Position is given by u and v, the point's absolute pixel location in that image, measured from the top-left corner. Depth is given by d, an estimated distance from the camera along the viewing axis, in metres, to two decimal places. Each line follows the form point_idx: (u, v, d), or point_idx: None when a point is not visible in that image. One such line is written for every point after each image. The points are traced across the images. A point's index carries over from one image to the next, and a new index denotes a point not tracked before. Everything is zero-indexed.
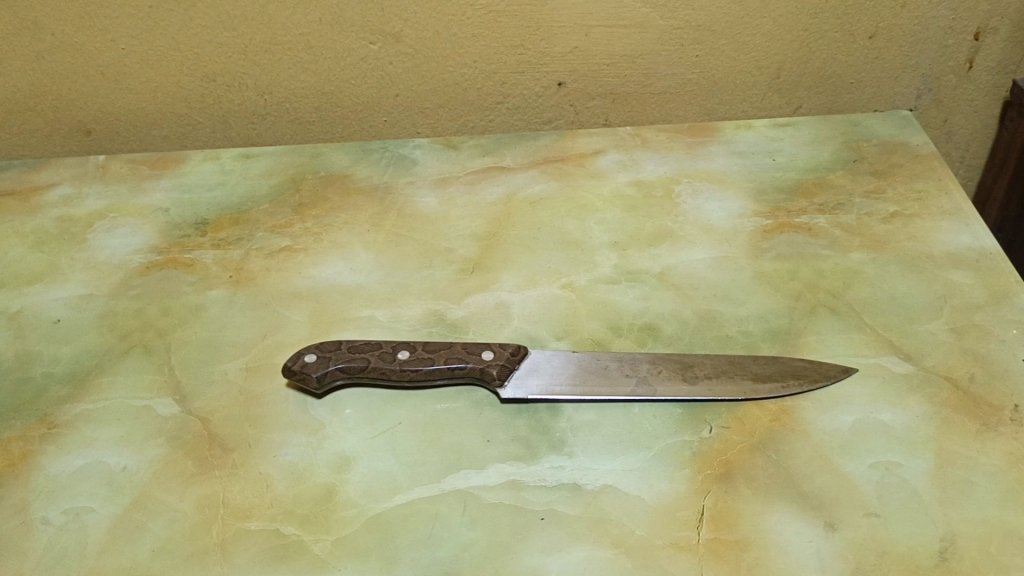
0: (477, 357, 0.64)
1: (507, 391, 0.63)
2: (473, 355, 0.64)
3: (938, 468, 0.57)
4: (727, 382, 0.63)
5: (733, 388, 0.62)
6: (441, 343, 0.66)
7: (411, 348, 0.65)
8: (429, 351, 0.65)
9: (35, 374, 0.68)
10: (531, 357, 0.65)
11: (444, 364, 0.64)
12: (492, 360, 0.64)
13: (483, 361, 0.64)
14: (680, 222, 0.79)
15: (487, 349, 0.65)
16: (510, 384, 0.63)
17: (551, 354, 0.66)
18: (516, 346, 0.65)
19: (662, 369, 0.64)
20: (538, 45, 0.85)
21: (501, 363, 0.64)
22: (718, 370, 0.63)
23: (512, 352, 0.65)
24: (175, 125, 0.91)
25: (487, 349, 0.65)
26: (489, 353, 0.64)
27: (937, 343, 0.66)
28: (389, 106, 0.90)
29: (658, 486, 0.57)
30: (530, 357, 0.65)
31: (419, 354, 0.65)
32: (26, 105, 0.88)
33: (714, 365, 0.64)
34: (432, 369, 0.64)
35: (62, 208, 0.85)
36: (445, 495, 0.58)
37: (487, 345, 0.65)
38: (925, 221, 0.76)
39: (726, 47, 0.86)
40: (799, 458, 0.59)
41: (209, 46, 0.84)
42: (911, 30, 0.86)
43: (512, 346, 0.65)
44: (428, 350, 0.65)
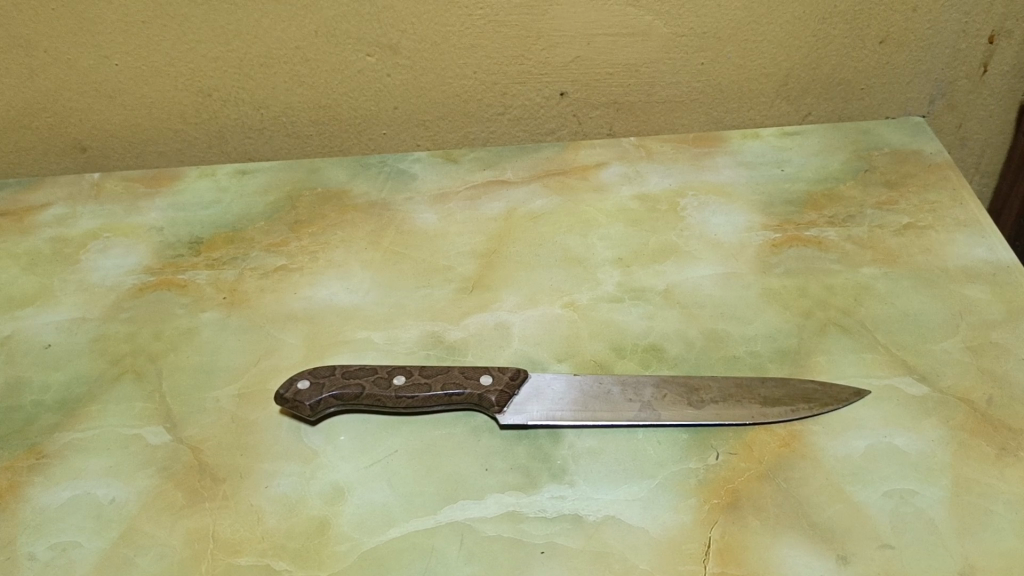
0: (476, 382, 0.62)
1: (506, 417, 0.61)
2: (472, 380, 0.62)
3: (955, 496, 0.55)
4: (734, 406, 0.60)
5: (740, 412, 0.60)
6: (439, 368, 0.64)
7: (408, 372, 0.63)
8: (426, 375, 0.63)
9: (25, 402, 0.66)
10: (531, 381, 0.63)
11: (441, 390, 0.62)
12: (491, 385, 0.62)
13: (481, 386, 0.62)
14: (685, 237, 0.76)
15: (486, 373, 0.63)
16: (509, 410, 0.61)
17: (552, 377, 0.63)
18: (516, 369, 0.63)
19: (667, 393, 0.62)
20: (539, 55, 0.83)
21: (500, 388, 0.62)
22: (725, 394, 0.61)
23: (511, 376, 0.63)
24: (172, 141, 0.89)
25: (485, 373, 0.63)
26: (488, 377, 0.62)
27: (952, 363, 0.63)
28: (388, 118, 0.88)
29: (663, 517, 0.55)
30: (530, 381, 0.63)
31: (415, 379, 0.63)
32: (20, 123, 0.86)
33: (721, 389, 0.62)
34: (429, 396, 0.62)
35: (55, 228, 0.84)
36: (441, 527, 0.56)
37: (486, 368, 0.63)
38: (939, 233, 0.74)
39: (732, 54, 0.84)
40: (809, 486, 0.56)
41: (204, 61, 0.82)
42: (923, 34, 0.84)
43: (512, 370, 0.63)
44: (425, 375, 0.63)
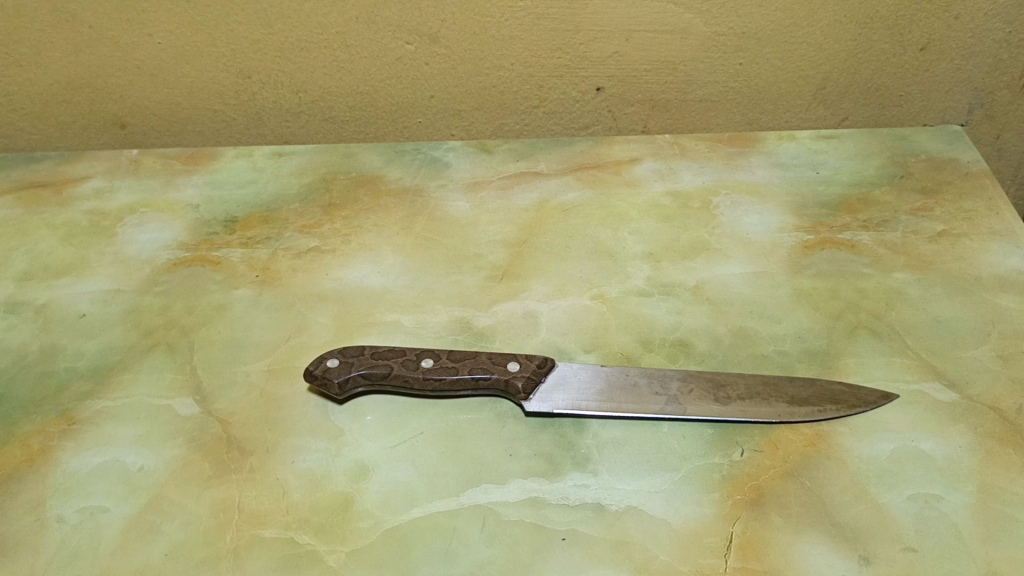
0: (503, 368, 0.63)
1: (532, 404, 0.61)
2: (499, 366, 0.63)
3: (980, 502, 0.55)
4: (760, 403, 0.60)
5: (767, 410, 0.60)
6: (466, 353, 0.64)
7: (436, 356, 0.64)
8: (453, 360, 0.63)
9: (58, 369, 0.67)
10: (559, 371, 0.63)
11: (469, 374, 0.62)
12: (517, 372, 0.62)
13: (508, 372, 0.62)
14: (717, 235, 0.76)
15: (513, 360, 0.63)
16: (535, 397, 0.61)
17: (578, 367, 0.64)
18: (543, 358, 0.64)
19: (693, 387, 0.62)
20: (577, 49, 0.83)
21: (526, 375, 0.62)
22: (752, 392, 0.61)
23: (538, 364, 0.63)
24: (210, 121, 0.90)
25: (512, 360, 0.63)
26: (515, 364, 0.63)
27: (983, 370, 0.63)
28: (425, 107, 0.89)
29: (685, 509, 0.55)
30: (557, 370, 0.63)
31: (443, 363, 0.63)
32: (61, 97, 0.88)
33: (747, 386, 0.62)
34: (456, 379, 0.62)
35: (92, 202, 0.85)
36: (464, 509, 0.56)
37: (512, 355, 0.64)
38: (974, 242, 0.73)
39: (771, 56, 0.84)
40: (834, 487, 0.56)
41: (245, 43, 0.83)
42: (965, 43, 0.83)
43: (539, 358, 0.64)
44: (452, 359, 0.63)
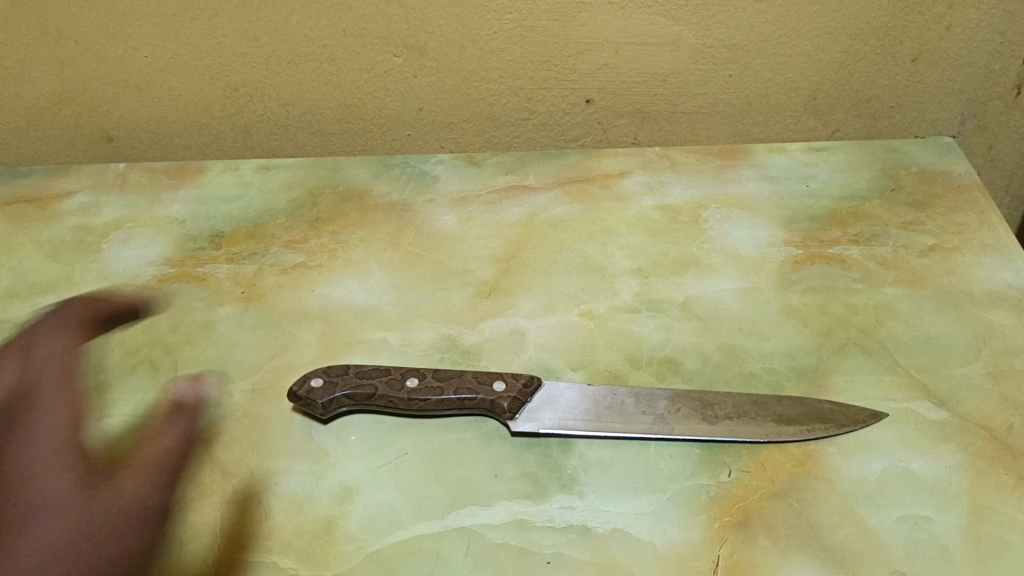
0: (489, 388, 0.62)
1: (518, 424, 0.60)
2: (484, 386, 0.62)
3: (971, 523, 0.54)
4: (748, 422, 0.60)
5: (754, 430, 0.59)
6: (452, 371, 0.63)
7: (421, 374, 0.63)
8: (439, 379, 0.63)
9: None
10: (546, 390, 0.63)
11: (454, 393, 0.62)
12: (503, 392, 0.61)
13: (494, 392, 0.61)
14: (706, 250, 0.76)
15: (499, 379, 0.62)
16: (521, 417, 0.61)
17: (566, 387, 0.63)
18: (529, 376, 0.63)
19: (680, 407, 0.61)
20: (566, 61, 0.83)
21: (512, 395, 0.61)
22: (740, 410, 0.60)
23: (524, 383, 0.62)
24: (198, 135, 0.90)
25: (498, 379, 0.62)
26: (501, 383, 0.62)
27: (973, 388, 0.62)
28: (413, 119, 0.88)
29: (672, 532, 0.55)
30: (544, 390, 0.63)
31: (428, 382, 0.62)
32: (48, 111, 0.87)
33: (735, 405, 0.61)
34: (441, 400, 0.62)
35: (79, 217, 0.84)
36: (448, 532, 0.55)
37: (499, 373, 0.63)
38: (965, 256, 0.73)
39: (761, 67, 0.83)
40: (822, 508, 0.55)
41: (231, 56, 0.83)
42: (957, 53, 0.82)
43: (526, 377, 0.63)
44: (438, 378, 0.63)
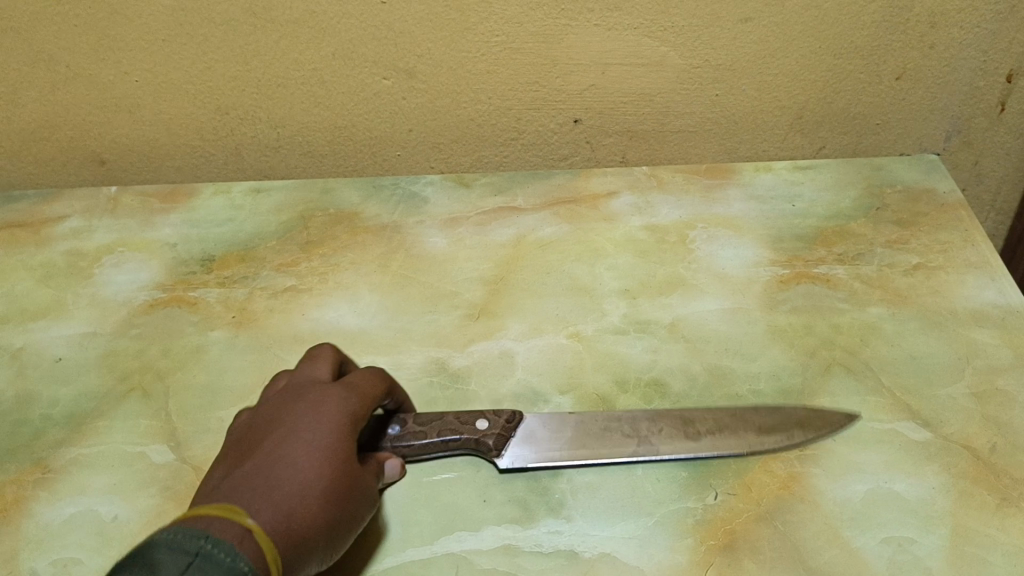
0: (472, 427, 0.61)
1: (505, 461, 0.60)
2: (468, 425, 0.61)
3: (953, 545, 0.55)
4: (729, 436, 0.60)
5: (737, 442, 0.60)
6: (431, 414, 0.62)
7: (402, 421, 0.61)
8: (419, 423, 0.61)
9: (33, 416, 0.67)
10: (528, 423, 0.63)
11: (438, 437, 0.61)
12: (488, 430, 0.61)
13: (478, 431, 0.61)
14: (693, 270, 0.76)
15: (481, 417, 0.62)
16: (507, 454, 0.60)
17: (546, 417, 0.63)
18: (511, 412, 0.63)
19: (663, 426, 0.62)
20: (554, 82, 0.84)
21: (497, 432, 0.61)
22: (721, 424, 0.61)
23: (507, 419, 0.62)
24: (189, 157, 0.90)
25: (480, 418, 0.62)
26: (484, 422, 0.62)
27: (957, 408, 0.63)
28: (403, 140, 0.89)
29: (659, 556, 0.55)
30: (525, 423, 0.62)
31: (409, 428, 0.61)
32: (40, 135, 0.88)
33: (716, 419, 0.62)
34: (426, 444, 0.60)
35: (71, 241, 0.85)
36: (437, 559, 0.56)
37: (480, 412, 0.62)
38: (949, 275, 0.74)
39: (747, 86, 0.84)
40: (807, 530, 0.56)
41: (222, 79, 0.83)
42: (941, 71, 0.83)
43: (507, 412, 0.63)
44: (418, 423, 0.61)
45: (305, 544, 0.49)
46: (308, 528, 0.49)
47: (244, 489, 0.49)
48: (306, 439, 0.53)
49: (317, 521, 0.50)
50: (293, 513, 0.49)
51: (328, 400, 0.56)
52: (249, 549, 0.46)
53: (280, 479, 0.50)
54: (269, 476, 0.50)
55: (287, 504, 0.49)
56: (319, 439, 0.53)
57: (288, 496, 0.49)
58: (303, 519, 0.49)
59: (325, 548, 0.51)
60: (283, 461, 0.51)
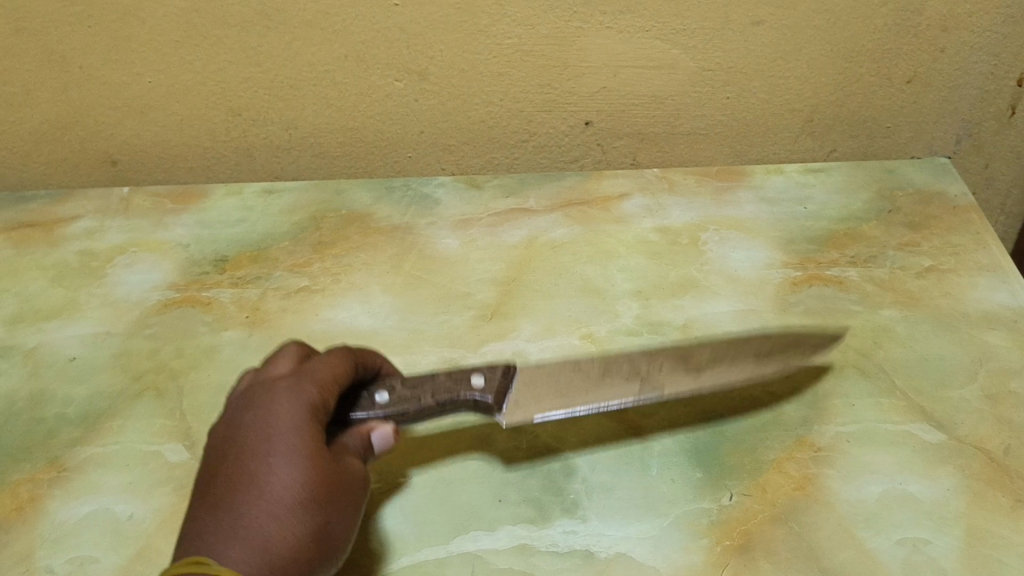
0: (467, 386, 0.58)
1: (503, 418, 0.58)
2: (462, 385, 0.58)
3: (968, 546, 0.55)
4: (728, 367, 0.62)
5: (738, 372, 0.61)
6: (421, 376, 0.59)
7: (390, 387, 0.58)
8: (410, 387, 0.58)
9: (48, 415, 0.67)
10: (522, 376, 0.60)
11: (434, 401, 0.58)
12: (484, 387, 0.58)
13: (474, 390, 0.58)
14: (705, 272, 0.76)
15: (475, 374, 0.59)
16: (506, 410, 0.58)
17: (538, 371, 0.60)
18: (505, 366, 0.60)
19: (661, 363, 0.61)
20: (565, 84, 0.84)
21: (494, 388, 0.58)
22: (715, 355, 0.62)
23: (503, 374, 0.59)
24: (201, 158, 0.90)
25: (475, 375, 0.59)
26: (479, 378, 0.59)
27: (970, 410, 0.63)
28: (414, 142, 0.89)
29: (674, 556, 0.55)
30: (518, 377, 0.60)
31: (400, 393, 0.58)
32: (52, 136, 0.88)
33: (710, 351, 0.62)
34: (421, 409, 0.57)
35: (83, 241, 0.85)
36: (453, 558, 0.56)
37: (473, 368, 0.59)
38: (961, 278, 0.74)
39: (758, 89, 0.84)
40: (821, 531, 0.56)
41: (234, 80, 0.83)
42: (951, 75, 0.83)
43: (502, 366, 0.60)
44: (408, 386, 0.58)
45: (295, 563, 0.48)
46: (292, 546, 0.48)
47: (209, 526, 0.47)
48: (266, 448, 0.50)
49: (302, 535, 0.48)
50: (271, 538, 0.47)
51: (284, 397, 0.53)
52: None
53: (248, 503, 0.48)
54: (232, 502, 0.48)
55: (256, 531, 0.47)
56: (279, 442, 0.50)
57: (261, 520, 0.48)
58: (281, 543, 0.47)
59: (322, 553, 0.50)
60: (243, 484, 0.49)
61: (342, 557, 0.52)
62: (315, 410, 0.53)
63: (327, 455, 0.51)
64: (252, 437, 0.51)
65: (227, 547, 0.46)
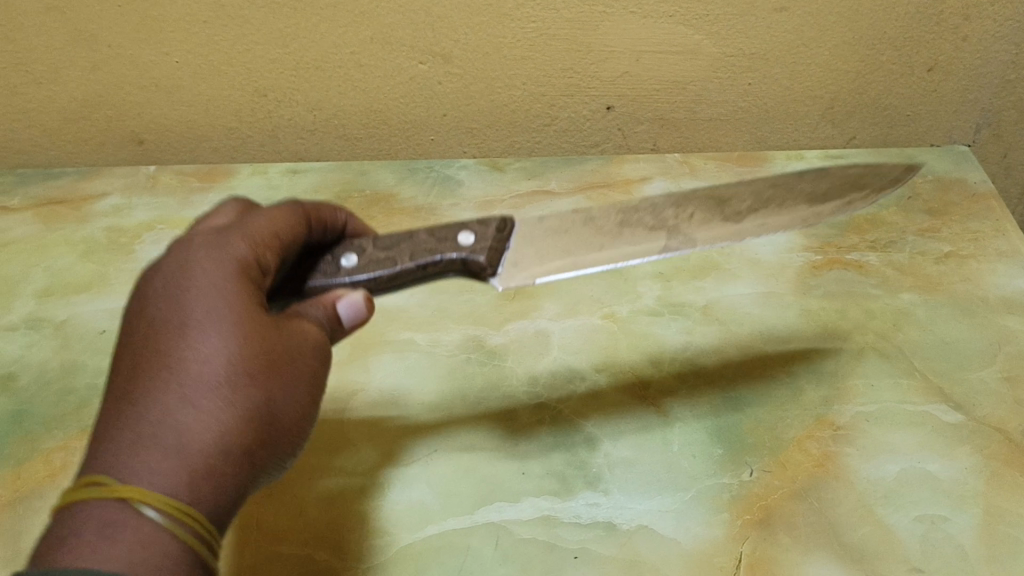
0: (453, 243, 0.57)
1: (498, 283, 0.56)
2: (446, 243, 0.57)
3: (986, 524, 0.56)
4: (777, 211, 0.56)
5: (793, 216, 0.56)
6: (394, 236, 0.57)
7: (359, 250, 0.56)
8: (383, 249, 0.56)
9: (79, 385, 0.69)
10: (522, 231, 0.58)
11: (412, 261, 0.56)
12: (475, 245, 0.56)
13: (463, 248, 0.56)
14: (727, 255, 0.77)
15: (463, 230, 0.57)
16: (501, 275, 0.56)
17: (536, 225, 0.58)
18: (500, 222, 0.57)
19: (692, 212, 0.56)
20: (588, 69, 0.84)
21: (487, 246, 0.56)
22: (757, 198, 0.57)
23: (496, 230, 0.57)
24: (226, 138, 0.91)
25: (462, 232, 0.57)
26: (468, 236, 0.57)
27: (988, 392, 0.64)
28: (436, 124, 0.90)
29: (695, 530, 0.56)
30: (517, 233, 0.58)
31: (371, 256, 0.56)
32: (80, 115, 0.89)
33: (752, 197, 0.57)
34: (397, 271, 0.56)
35: (111, 218, 0.86)
36: (478, 528, 0.57)
37: (461, 224, 0.57)
38: (980, 263, 0.75)
39: (780, 76, 0.85)
40: (840, 507, 0.57)
41: (261, 61, 0.84)
42: (973, 64, 0.84)
43: (495, 221, 0.57)
44: (382, 247, 0.56)
45: (225, 456, 0.42)
46: (219, 438, 0.42)
47: (119, 421, 0.42)
48: (179, 326, 0.44)
49: (231, 423, 0.43)
50: (188, 428, 0.42)
51: (199, 260, 0.47)
52: (128, 547, 0.38)
53: (160, 395, 0.42)
54: (143, 390, 0.42)
55: (174, 422, 0.41)
56: (195, 312, 0.45)
57: (172, 408, 0.42)
58: (205, 432, 0.42)
59: (262, 439, 0.44)
60: (153, 368, 0.43)
61: (290, 437, 0.47)
62: (238, 274, 0.47)
63: (259, 320, 0.46)
64: (165, 309, 0.45)
65: (133, 449, 0.40)
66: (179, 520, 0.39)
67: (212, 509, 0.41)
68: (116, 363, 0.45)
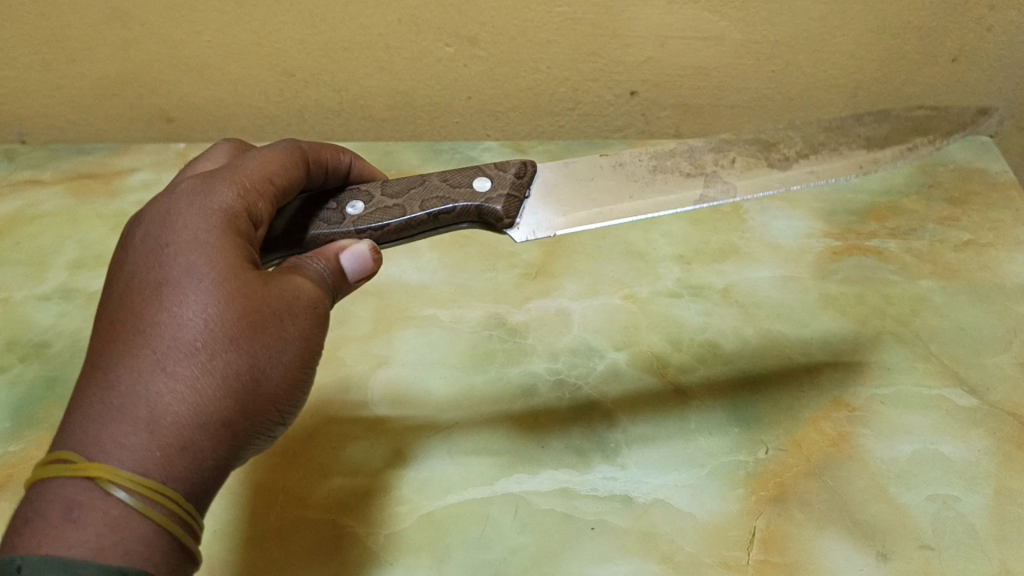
0: (470, 190, 0.59)
1: (519, 232, 0.58)
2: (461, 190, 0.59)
3: (998, 505, 0.57)
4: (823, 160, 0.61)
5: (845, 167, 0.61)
6: (403, 183, 0.58)
7: (367, 196, 0.57)
8: (393, 197, 0.58)
9: None
10: (546, 175, 0.61)
11: (423, 210, 0.57)
12: (493, 192, 0.59)
13: (481, 195, 0.58)
14: (746, 239, 0.78)
15: (480, 177, 0.59)
16: (522, 225, 0.58)
17: (559, 171, 0.61)
18: (518, 167, 0.60)
19: (734, 159, 0.61)
20: (613, 53, 0.85)
21: (506, 194, 0.59)
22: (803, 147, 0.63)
23: (516, 175, 0.59)
24: (254, 117, 0.93)
25: (479, 178, 0.59)
26: (485, 183, 0.59)
27: (1004, 377, 0.64)
28: (461, 107, 0.91)
29: (710, 504, 0.58)
30: (541, 176, 0.61)
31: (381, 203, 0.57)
32: (111, 92, 0.90)
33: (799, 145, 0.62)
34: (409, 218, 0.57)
35: (141, 194, 0.89)
36: (497, 497, 0.59)
37: (478, 170, 0.60)
38: (999, 251, 0.75)
39: (803, 64, 0.86)
40: (854, 485, 0.58)
41: (291, 42, 0.85)
42: (997, 54, 0.84)
43: (515, 167, 0.60)
44: (392, 194, 0.58)
45: (201, 429, 0.40)
46: (197, 407, 0.40)
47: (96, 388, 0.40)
48: (160, 286, 0.42)
49: (207, 393, 0.40)
50: (165, 397, 0.39)
51: (186, 212, 0.45)
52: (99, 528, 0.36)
53: (135, 361, 0.40)
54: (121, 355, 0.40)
55: (150, 391, 0.39)
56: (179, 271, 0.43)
57: (149, 376, 0.40)
58: (182, 400, 0.40)
59: (246, 409, 0.42)
60: (132, 330, 0.41)
61: (286, 405, 0.44)
62: (225, 226, 0.45)
63: (248, 277, 0.43)
64: (149, 267, 0.43)
65: (106, 420, 0.38)
66: (151, 500, 0.37)
67: (190, 484, 0.39)
68: (95, 331, 0.43)
